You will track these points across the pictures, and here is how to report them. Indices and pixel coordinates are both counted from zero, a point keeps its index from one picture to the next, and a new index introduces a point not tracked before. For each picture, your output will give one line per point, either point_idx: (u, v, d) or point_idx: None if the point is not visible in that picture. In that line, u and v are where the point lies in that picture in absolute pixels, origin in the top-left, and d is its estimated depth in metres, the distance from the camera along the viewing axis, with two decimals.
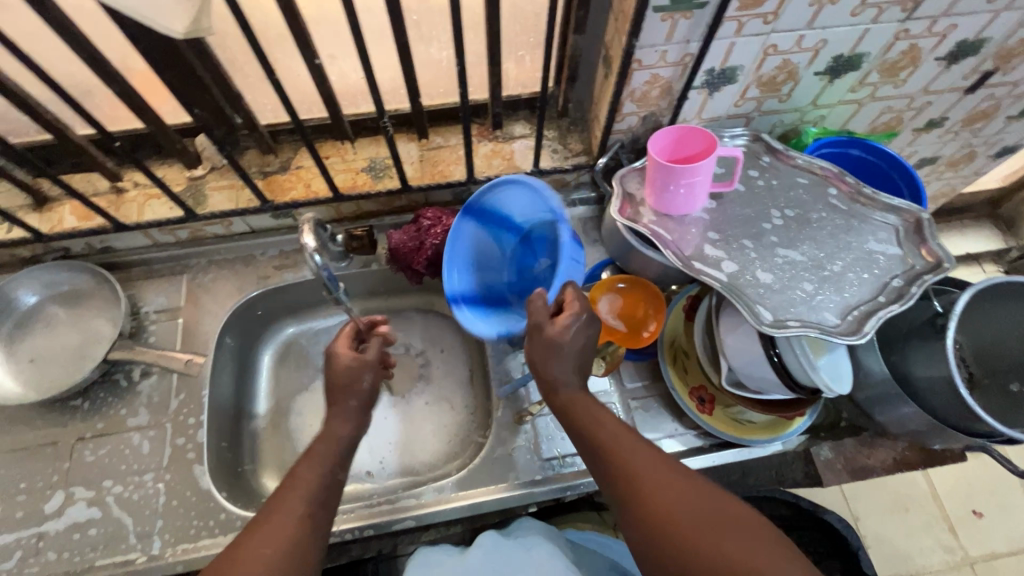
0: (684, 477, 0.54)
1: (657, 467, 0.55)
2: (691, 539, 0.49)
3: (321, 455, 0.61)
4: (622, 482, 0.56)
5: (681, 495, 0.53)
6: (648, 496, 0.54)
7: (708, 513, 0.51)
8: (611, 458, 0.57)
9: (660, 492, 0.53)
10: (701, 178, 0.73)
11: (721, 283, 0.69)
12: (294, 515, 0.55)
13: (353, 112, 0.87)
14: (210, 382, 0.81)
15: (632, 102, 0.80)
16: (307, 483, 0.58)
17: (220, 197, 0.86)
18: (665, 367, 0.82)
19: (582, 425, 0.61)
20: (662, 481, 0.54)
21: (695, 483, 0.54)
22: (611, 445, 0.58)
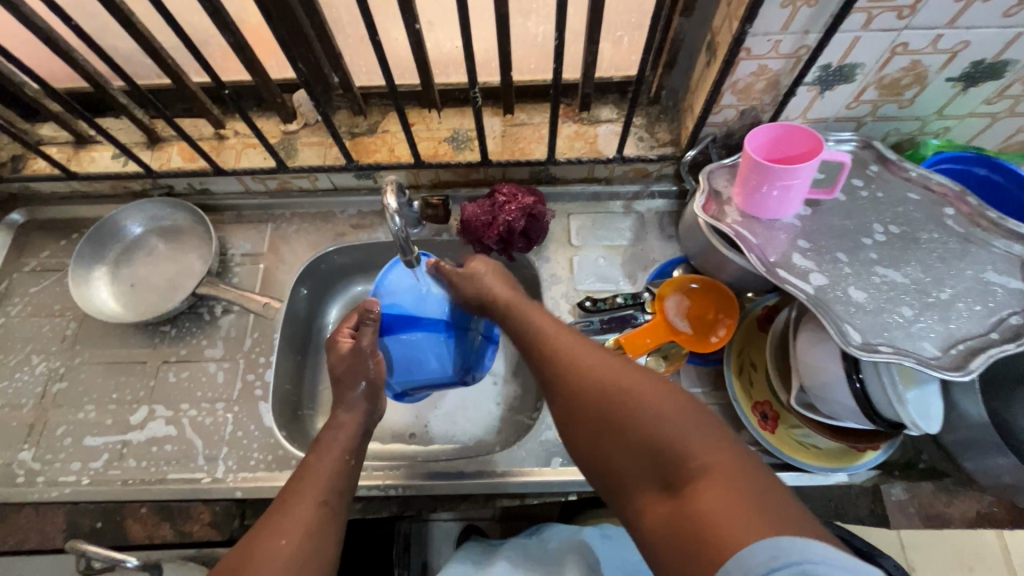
0: (608, 370, 0.55)
1: (587, 365, 0.57)
2: (623, 427, 0.50)
3: (343, 441, 0.67)
4: (555, 385, 0.58)
5: (617, 386, 0.53)
6: (575, 394, 0.55)
7: (624, 396, 0.52)
8: (550, 371, 0.59)
9: (584, 390, 0.55)
10: (799, 181, 0.68)
11: (807, 296, 0.65)
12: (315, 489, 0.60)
13: (443, 81, 0.89)
14: (281, 327, 0.86)
15: (733, 93, 0.75)
16: (328, 464, 0.63)
17: (309, 152, 0.90)
18: (729, 377, 0.78)
19: (534, 344, 0.63)
20: (593, 377, 0.55)
21: (618, 377, 0.54)
22: (553, 353, 0.60)
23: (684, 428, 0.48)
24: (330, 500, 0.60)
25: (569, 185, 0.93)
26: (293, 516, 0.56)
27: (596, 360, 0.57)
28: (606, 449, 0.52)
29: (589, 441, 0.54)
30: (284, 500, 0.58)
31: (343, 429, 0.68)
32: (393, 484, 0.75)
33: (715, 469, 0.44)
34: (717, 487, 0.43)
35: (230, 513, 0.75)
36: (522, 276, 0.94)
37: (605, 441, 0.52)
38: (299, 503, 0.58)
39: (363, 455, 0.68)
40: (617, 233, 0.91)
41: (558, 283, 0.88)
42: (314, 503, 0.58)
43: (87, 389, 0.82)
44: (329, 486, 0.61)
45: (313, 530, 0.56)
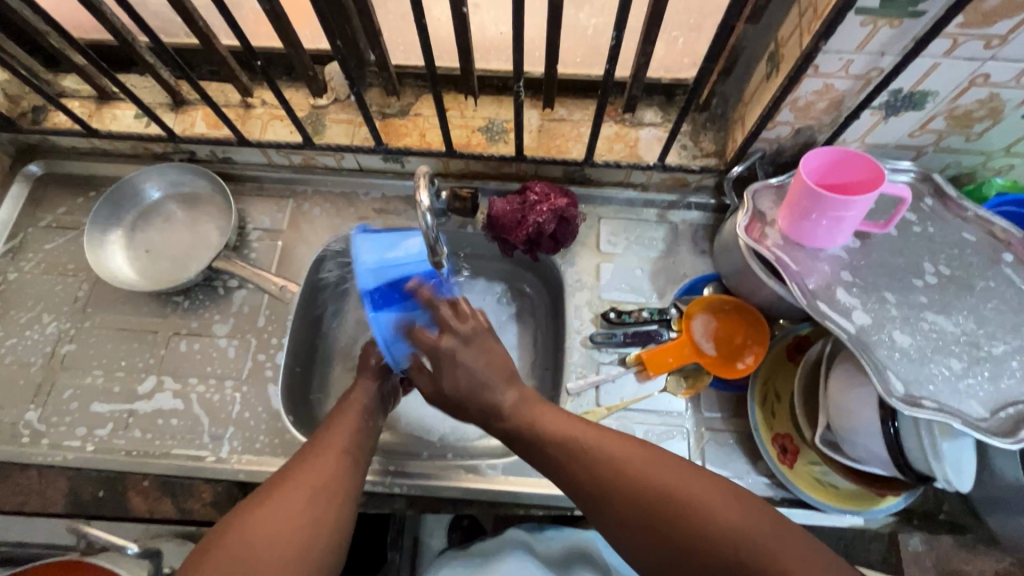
0: (665, 494, 0.52)
1: (644, 477, 0.54)
2: (697, 553, 0.50)
3: (360, 401, 0.66)
4: (611, 499, 0.54)
5: (679, 506, 0.52)
6: (629, 501, 0.53)
7: (695, 518, 0.51)
8: (596, 474, 0.55)
9: (644, 493, 0.53)
10: (852, 215, 0.64)
11: (848, 335, 0.62)
12: (340, 444, 0.60)
13: (484, 67, 0.85)
14: (295, 309, 0.84)
15: (791, 110, 0.71)
16: (350, 424, 0.63)
17: (337, 130, 0.86)
18: (752, 405, 0.76)
19: (573, 452, 0.57)
20: (650, 479, 0.54)
21: (674, 496, 0.52)
22: (599, 461, 0.56)
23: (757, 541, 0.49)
24: (351, 451, 0.61)
25: (603, 188, 0.90)
26: (312, 469, 0.57)
27: (644, 461, 0.55)
28: (679, 569, 0.51)
29: (647, 555, 0.53)
30: (305, 453, 0.59)
31: (360, 392, 0.66)
32: (398, 481, 0.74)
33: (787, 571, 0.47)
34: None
35: (231, 495, 0.74)
36: (545, 277, 0.92)
37: (667, 547, 0.51)
38: (325, 454, 0.59)
39: (383, 415, 0.67)
40: (649, 243, 0.88)
41: (582, 289, 0.85)
42: (338, 456, 0.59)
43: (97, 354, 0.81)
44: (349, 436, 0.62)
45: (332, 495, 0.56)
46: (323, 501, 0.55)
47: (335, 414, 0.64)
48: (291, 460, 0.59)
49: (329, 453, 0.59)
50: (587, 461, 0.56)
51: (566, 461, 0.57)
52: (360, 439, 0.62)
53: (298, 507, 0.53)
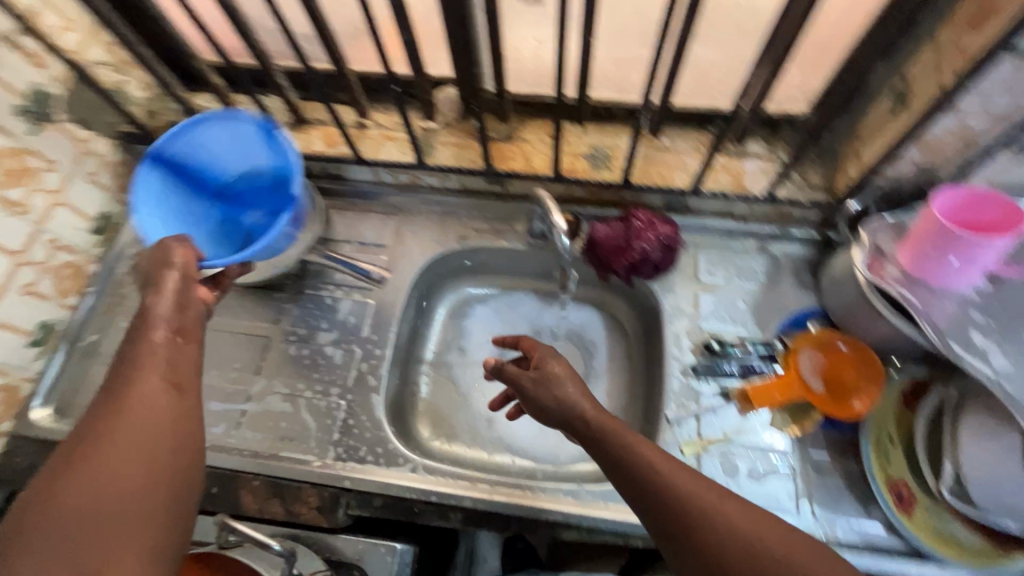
0: (735, 533, 0.49)
1: (707, 504, 0.51)
2: None
3: (158, 356, 0.55)
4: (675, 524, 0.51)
5: (747, 535, 0.49)
6: (704, 535, 0.50)
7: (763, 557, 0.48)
8: (652, 489, 0.54)
9: (708, 527, 0.50)
10: (988, 255, 0.63)
11: (990, 381, 0.60)
12: (144, 426, 0.50)
13: (592, 97, 0.87)
14: (397, 321, 0.87)
15: (918, 148, 0.70)
16: (144, 394, 0.52)
17: (445, 152, 0.91)
18: (866, 448, 0.73)
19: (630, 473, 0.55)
20: (727, 523, 0.50)
21: (745, 537, 0.49)
22: (659, 483, 0.53)
23: None
24: (165, 432, 0.51)
25: (702, 217, 0.90)
26: (103, 465, 0.47)
27: (703, 484, 0.53)
28: None
29: None
30: (88, 441, 0.48)
31: (157, 345, 0.56)
32: (497, 500, 0.74)
33: None
34: None
35: (336, 501, 0.76)
36: (637, 305, 0.93)
37: None
38: (118, 437, 0.49)
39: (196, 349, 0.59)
40: (749, 275, 0.87)
41: (679, 316, 0.85)
42: (146, 448, 0.49)
43: (213, 356, 0.85)
44: (155, 410, 0.52)
45: (154, 482, 0.48)
46: (129, 496, 0.47)
47: (123, 387, 0.52)
48: (70, 442, 0.49)
49: (124, 441, 0.49)
50: (641, 478, 0.54)
51: (625, 484, 0.56)
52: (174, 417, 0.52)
53: (82, 504, 0.45)
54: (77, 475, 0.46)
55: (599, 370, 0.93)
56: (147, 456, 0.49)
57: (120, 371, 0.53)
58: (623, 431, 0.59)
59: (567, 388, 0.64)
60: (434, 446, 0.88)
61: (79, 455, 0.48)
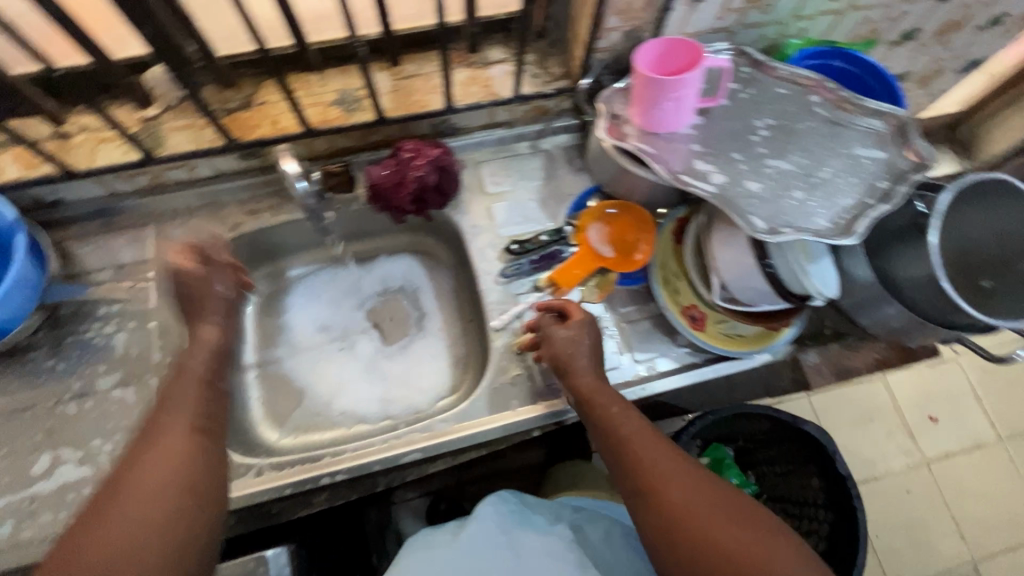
0: (707, 515, 0.56)
1: (688, 488, 0.59)
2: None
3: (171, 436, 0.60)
4: (653, 499, 0.59)
5: (718, 520, 0.56)
6: (678, 514, 0.57)
7: (728, 540, 0.54)
8: (636, 465, 0.62)
9: (686, 506, 0.57)
10: (688, 92, 0.71)
11: (711, 194, 0.68)
12: (160, 467, 0.57)
13: (318, 39, 0.82)
14: (190, 334, 0.78)
15: (616, 15, 0.76)
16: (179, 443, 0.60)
17: (178, 138, 0.80)
18: (657, 288, 0.83)
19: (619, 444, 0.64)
20: (702, 505, 0.57)
21: (714, 518, 0.56)
22: (641, 458, 0.62)
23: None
24: (191, 483, 0.58)
25: (472, 133, 0.92)
26: (136, 510, 0.53)
27: (687, 472, 0.60)
28: None
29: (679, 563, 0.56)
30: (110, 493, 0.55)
31: (175, 431, 0.61)
32: (352, 466, 0.72)
33: None
34: None
35: None
36: (443, 236, 0.94)
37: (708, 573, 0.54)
38: (119, 510, 0.53)
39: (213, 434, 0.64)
40: (530, 175, 0.92)
41: (478, 231, 0.88)
42: (162, 483, 0.56)
43: None
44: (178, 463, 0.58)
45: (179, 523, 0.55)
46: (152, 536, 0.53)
47: (147, 443, 0.60)
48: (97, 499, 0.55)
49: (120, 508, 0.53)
50: (625, 451, 0.63)
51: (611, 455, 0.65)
52: (192, 458, 0.59)
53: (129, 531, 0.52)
54: (119, 511, 0.53)
55: (429, 310, 0.94)
56: (165, 496, 0.55)
57: (150, 436, 0.61)
58: (622, 414, 0.66)
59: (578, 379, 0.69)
60: (284, 443, 0.83)
61: (113, 494, 0.55)
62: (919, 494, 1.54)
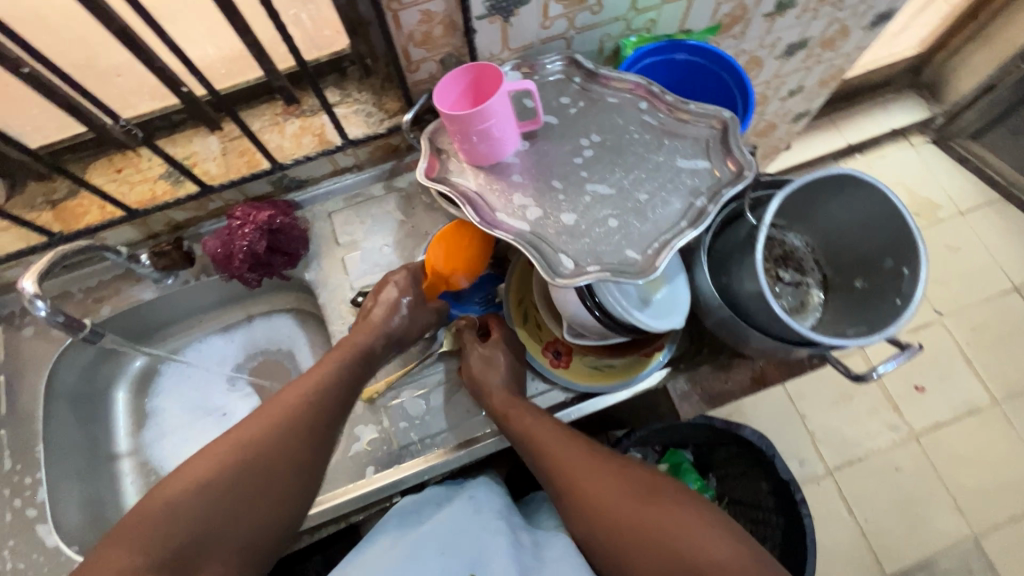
0: (629, 496, 0.58)
1: (601, 479, 0.61)
2: (642, 551, 0.54)
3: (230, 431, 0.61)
4: (583, 497, 0.61)
5: (642, 498, 0.58)
6: (606, 508, 0.59)
7: (645, 517, 0.56)
8: (569, 471, 0.63)
9: (612, 495, 0.59)
10: (492, 123, 0.65)
11: (519, 235, 0.62)
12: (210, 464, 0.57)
13: (133, 114, 0.78)
14: (42, 436, 0.77)
15: (415, 46, 0.71)
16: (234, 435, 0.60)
17: (7, 238, 0.79)
18: (515, 328, 0.78)
19: (549, 458, 0.64)
20: (625, 489, 0.59)
21: (637, 496, 0.58)
22: (570, 466, 0.63)
23: (703, 536, 0.52)
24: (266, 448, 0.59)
25: (320, 183, 0.88)
26: (148, 506, 0.54)
27: (613, 464, 0.63)
28: (628, 562, 0.55)
29: (610, 554, 0.57)
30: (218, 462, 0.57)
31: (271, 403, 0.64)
32: None
33: (716, 564, 0.50)
34: None
35: None
36: (307, 292, 0.90)
37: (628, 552, 0.55)
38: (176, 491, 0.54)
39: (314, 413, 0.64)
40: (386, 218, 0.87)
41: (330, 289, 0.84)
42: (197, 486, 0.55)
43: None
44: (259, 435, 0.60)
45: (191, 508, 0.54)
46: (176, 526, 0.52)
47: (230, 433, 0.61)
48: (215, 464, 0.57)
49: (174, 488, 0.55)
50: (546, 458, 0.65)
51: (535, 465, 0.66)
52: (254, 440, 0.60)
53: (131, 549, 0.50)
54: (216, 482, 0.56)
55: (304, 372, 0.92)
56: (244, 465, 0.57)
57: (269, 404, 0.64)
58: (538, 418, 0.68)
59: (491, 394, 0.71)
60: None
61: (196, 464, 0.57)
62: (912, 472, 1.30)
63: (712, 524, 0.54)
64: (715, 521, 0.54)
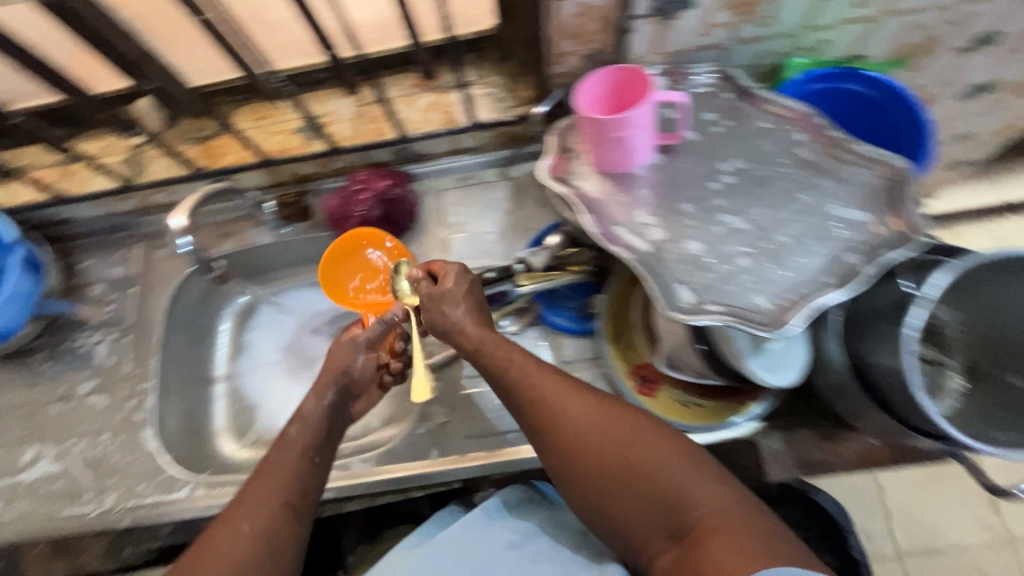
0: (607, 438, 0.56)
1: (579, 414, 0.58)
2: (626, 496, 0.54)
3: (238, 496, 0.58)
4: (557, 440, 0.58)
5: (621, 440, 0.56)
6: (584, 453, 0.56)
7: (631, 461, 0.55)
8: (539, 407, 0.59)
9: (587, 438, 0.56)
10: (631, 131, 0.62)
11: (638, 254, 0.59)
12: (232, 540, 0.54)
13: (285, 67, 0.80)
14: (159, 349, 0.85)
15: (564, 40, 0.69)
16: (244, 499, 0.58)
17: (160, 165, 0.87)
18: (605, 344, 0.75)
19: (523, 392, 0.61)
20: (610, 429, 0.57)
21: (617, 438, 0.56)
22: (537, 400, 0.59)
23: (687, 480, 0.53)
24: (291, 501, 0.58)
25: (437, 159, 0.88)
26: None
27: (587, 396, 0.59)
28: (614, 510, 0.56)
29: (586, 499, 0.57)
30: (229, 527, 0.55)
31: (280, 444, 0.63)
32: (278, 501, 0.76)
33: (712, 516, 0.51)
34: (722, 538, 0.49)
35: (118, 544, 0.74)
36: None
37: (612, 499, 0.55)
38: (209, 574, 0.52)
39: (330, 451, 0.66)
40: (494, 205, 0.87)
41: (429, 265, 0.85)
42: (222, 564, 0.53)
43: None
44: (275, 490, 0.58)
45: None
46: None
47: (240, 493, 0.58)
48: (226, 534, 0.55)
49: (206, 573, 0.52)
50: (514, 389, 0.61)
51: (501, 396, 0.62)
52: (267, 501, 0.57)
53: None
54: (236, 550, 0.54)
55: None
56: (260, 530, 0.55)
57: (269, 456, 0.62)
58: (506, 346, 0.63)
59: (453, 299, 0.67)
60: (239, 457, 0.88)
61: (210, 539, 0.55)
62: None
63: (695, 466, 0.54)
64: (701, 463, 0.54)
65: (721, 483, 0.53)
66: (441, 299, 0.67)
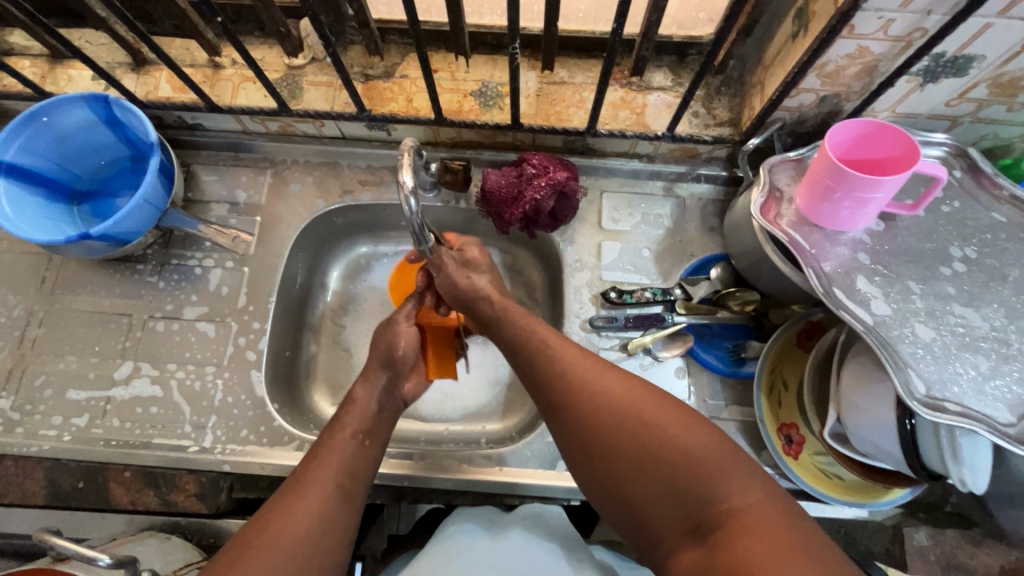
0: (627, 416, 0.53)
1: (603, 389, 0.55)
2: (647, 481, 0.51)
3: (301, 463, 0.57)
4: (573, 410, 0.55)
5: (648, 422, 0.52)
6: (607, 428, 0.53)
7: (656, 443, 0.51)
8: (558, 377, 0.57)
9: (605, 414, 0.54)
10: (879, 196, 0.58)
11: (866, 327, 0.56)
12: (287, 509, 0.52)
13: (475, 21, 0.77)
14: (278, 290, 0.80)
15: (817, 76, 0.64)
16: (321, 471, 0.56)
17: (316, 94, 0.79)
18: (757, 395, 0.72)
19: (530, 353, 0.61)
20: (636, 410, 0.53)
21: (641, 415, 0.53)
22: (560, 371, 0.57)
23: (718, 471, 0.48)
24: (344, 484, 0.55)
25: (606, 158, 0.83)
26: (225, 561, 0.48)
27: (616, 375, 0.57)
28: (634, 495, 0.51)
29: (603, 483, 0.54)
30: (278, 508, 0.51)
31: (351, 413, 0.62)
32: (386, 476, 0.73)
33: (744, 514, 0.46)
34: (757, 537, 0.45)
35: (217, 485, 0.73)
36: (542, 255, 0.87)
37: (631, 481, 0.51)
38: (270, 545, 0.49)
39: (382, 428, 0.62)
40: (655, 221, 0.82)
41: (577, 267, 0.81)
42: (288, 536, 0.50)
43: (70, 339, 0.76)
44: (339, 469, 0.56)
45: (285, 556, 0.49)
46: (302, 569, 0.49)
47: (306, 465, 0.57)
48: (269, 502, 0.53)
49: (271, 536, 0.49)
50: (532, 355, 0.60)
51: (523, 366, 0.61)
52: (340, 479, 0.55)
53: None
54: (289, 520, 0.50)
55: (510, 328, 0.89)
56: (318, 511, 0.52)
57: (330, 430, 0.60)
58: (529, 319, 0.64)
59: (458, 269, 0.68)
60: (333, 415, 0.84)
61: (266, 512, 0.52)
62: None
63: (725, 454, 0.49)
64: (729, 454, 0.50)
65: (756, 480, 0.49)
66: (461, 268, 0.68)
